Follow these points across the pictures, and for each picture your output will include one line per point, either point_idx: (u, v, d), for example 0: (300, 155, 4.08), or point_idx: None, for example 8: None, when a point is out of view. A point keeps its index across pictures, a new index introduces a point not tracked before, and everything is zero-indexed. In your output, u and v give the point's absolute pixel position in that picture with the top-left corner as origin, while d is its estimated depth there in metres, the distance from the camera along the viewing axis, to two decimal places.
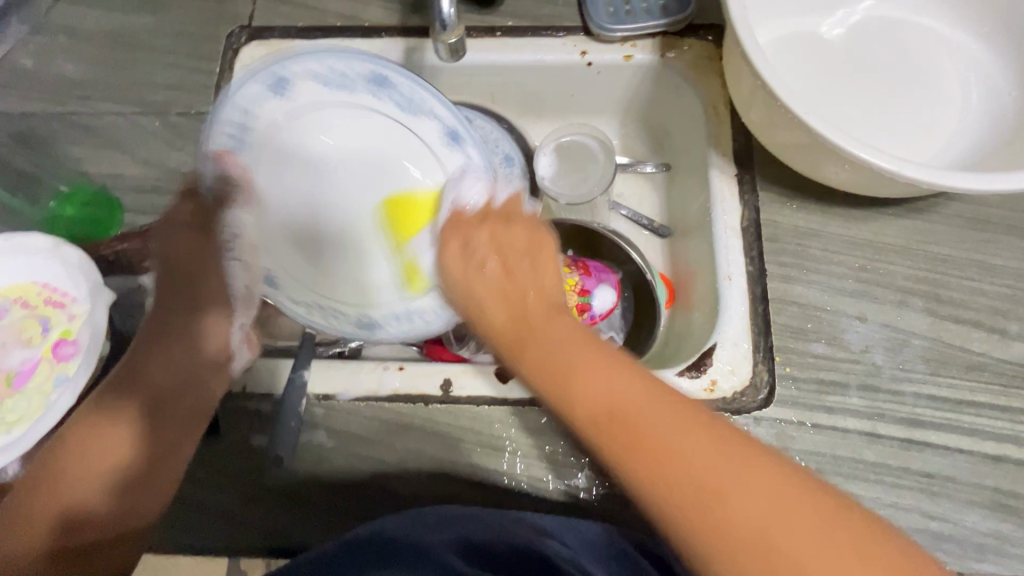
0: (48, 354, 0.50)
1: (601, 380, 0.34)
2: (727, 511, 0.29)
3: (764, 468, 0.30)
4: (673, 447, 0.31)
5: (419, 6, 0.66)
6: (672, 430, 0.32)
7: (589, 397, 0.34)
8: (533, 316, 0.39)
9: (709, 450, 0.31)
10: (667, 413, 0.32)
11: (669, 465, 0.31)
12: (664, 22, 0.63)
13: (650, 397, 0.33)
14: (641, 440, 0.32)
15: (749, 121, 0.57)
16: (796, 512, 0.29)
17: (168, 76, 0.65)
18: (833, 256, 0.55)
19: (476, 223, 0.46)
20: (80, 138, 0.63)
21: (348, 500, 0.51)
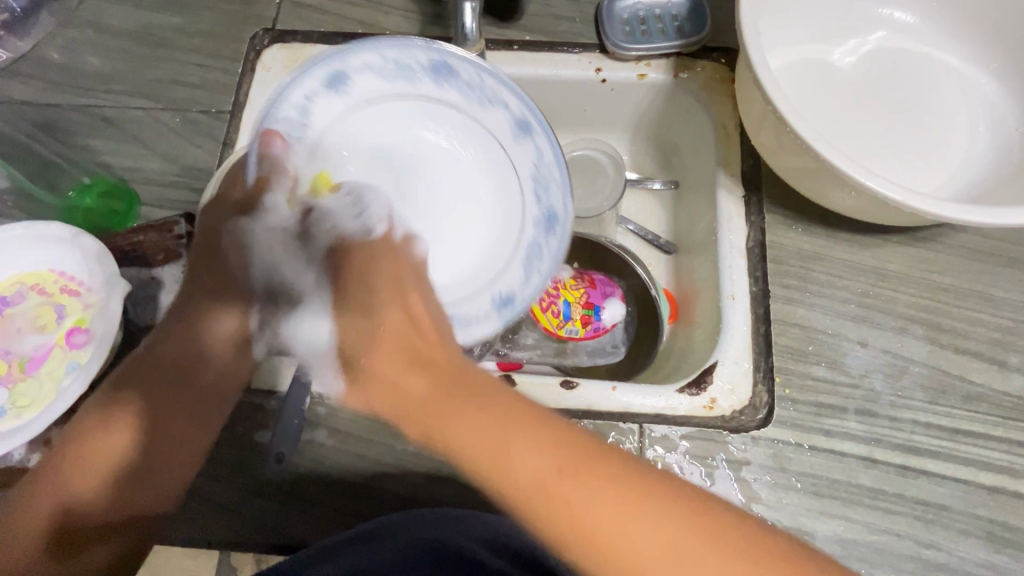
0: (63, 340, 0.51)
1: (515, 458, 0.38)
2: (643, 562, 0.36)
3: (676, 510, 0.37)
4: (612, 525, 0.37)
5: (439, 17, 0.68)
6: (622, 520, 0.37)
7: (528, 489, 0.38)
8: (458, 400, 0.41)
9: (642, 513, 0.37)
10: (602, 485, 0.38)
11: (621, 547, 0.36)
12: (678, 44, 0.64)
13: (568, 478, 0.38)
14: (558, 505, 0.37)
15: (759, 145, 0.58)
16: (714, 548, 0.36)
17: (190, 74, 0.66)
18: (837, 280, 0.56)
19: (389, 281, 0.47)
20: (102, 130, 0.64)
21: (347, 499, 0.51)
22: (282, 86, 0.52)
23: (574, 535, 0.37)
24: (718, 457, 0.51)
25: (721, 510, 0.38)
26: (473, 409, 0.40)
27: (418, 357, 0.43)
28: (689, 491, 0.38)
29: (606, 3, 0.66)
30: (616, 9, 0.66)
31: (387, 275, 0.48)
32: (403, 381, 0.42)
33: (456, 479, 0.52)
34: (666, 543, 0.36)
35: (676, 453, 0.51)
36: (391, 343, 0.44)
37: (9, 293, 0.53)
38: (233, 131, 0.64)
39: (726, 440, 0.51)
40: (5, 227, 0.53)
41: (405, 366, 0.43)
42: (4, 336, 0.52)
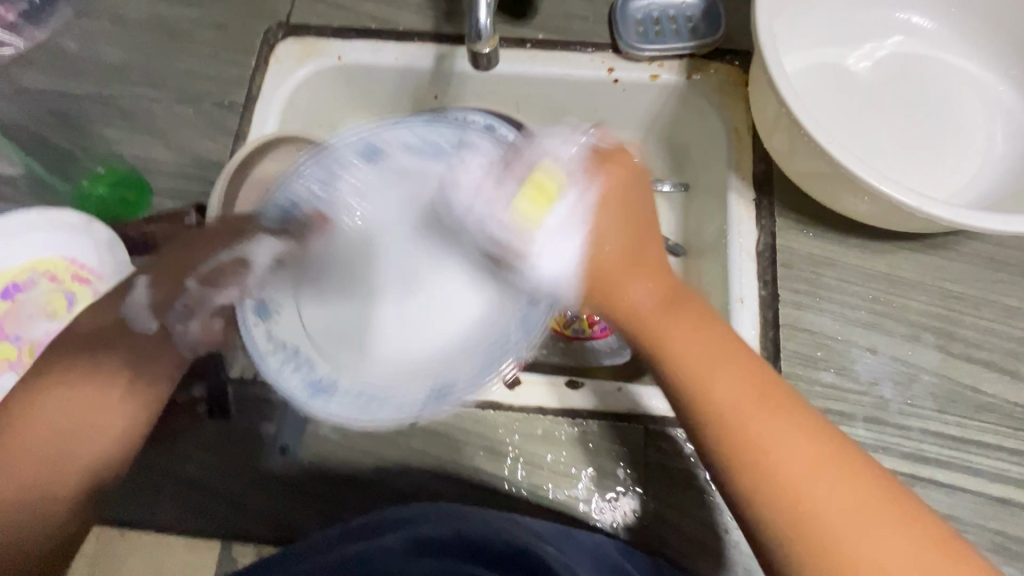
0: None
1: (720, 380, 0.41)
2: (807, 495, 0.37)
3: (828, 448, 0.38)
4: (775, 455, 0.38)
5: (453, 14, 0.68)
6: (778, 450, 0.38)
7: (735, 410, 0.40)
8: (681, 325, 0.44)
9: (806, 445, 0.38)
10: (781, 421, 0.39)
11: (781, 478, 0.37)
12: (692, 45, 0.64)
13: (789, 418, 0.39)
14: (751, 434, 0.39)
15: (772, 147, 0.57)
16: (862, 491, 0.37)
17: (204, 66, 0.66)
18: (848, 286, 0.55)
19: (622, 205, 0.46)
20: (117, 121, 0.65)
21: (350, 493, 0.51)
22: (295, 168, 0.57)
23: (748, 468, 0.38)
24: None
25: (874, 471, 0.38)
26: (681, 322, 0.44)
27: (631, 276, 0.46)
28: (864, 461, 0.38)
29: (620, 3, 0.66)
30: (630, 9, 0.66)
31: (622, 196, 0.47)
32: (633, 291, 0.46)
33: (459, 475, 0.52)
34: (816, 479, 0.37)
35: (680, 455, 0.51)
36: (639, 264, 0.46)
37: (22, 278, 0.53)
38: (245, 123, 0.64)
39: None
40: (15, 212, 0.53)
41: (637, 273, 0.46)
42: (16, 320, 0.52)
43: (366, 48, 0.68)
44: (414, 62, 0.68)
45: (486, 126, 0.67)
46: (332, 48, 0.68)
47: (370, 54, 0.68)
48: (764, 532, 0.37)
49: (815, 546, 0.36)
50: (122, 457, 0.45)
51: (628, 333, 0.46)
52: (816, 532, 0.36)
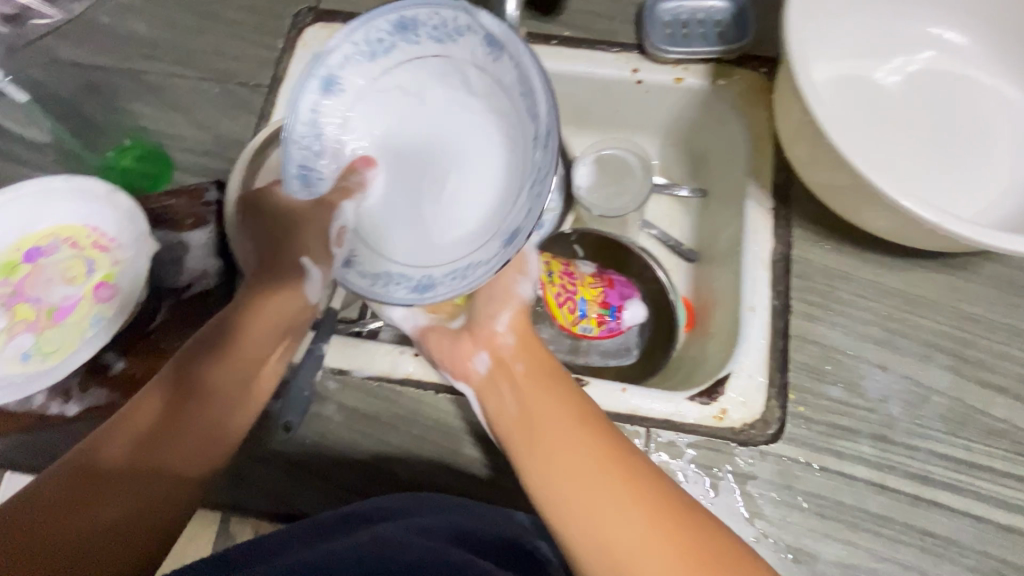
0: (92, 293, 0.53)
1: (549, 450, 0.43)
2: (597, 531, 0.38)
3: (612, 481, 0.39)
4: (579, 480, 0.40)
5: (481, 6, 0.68)
6: (576, 474, 0.40)
7: (534, 408, 0.46)
8: (524, 353, 0.51)
9: (601, 471, 0.40)
10: (573, 419, 0.44)
11: (569, 501, 0.40)
12: (719, 50, 0.64)
13: (586, 444, 0.42)
14: (558, 491, 0.41)
15: (792, 156, 0.57)
16: (630, 508, 0.38)
17: (232, 46, 0.67)
18: (862, 301, 0.55)
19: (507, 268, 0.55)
20: (144, 95, 0.66)
21: (351, 476, 0.52)
22: (291, 107, 0.49)
23: (551, 496, 0.41)
24: (724, 468, 0.50)
25: (688, 513, 0.38)
26: (518, 342, 0.52)
27: (491, 298, 0.54)
28: (664, 487, 0.39)
29: (648, 4, 0.66)
30: (659, 10, 0.66)
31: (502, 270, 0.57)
32: (493, 310, 0.54)
33: (459, 466, 0.52)
34: (604, 508, 0.38)
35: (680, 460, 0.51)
36: (495, 292, 0.55)
37: (43, 242, 0.54)
38: (269, 105, 0.65)
39: (734, 452, 0.51)
40: (42, 176, 0.53)
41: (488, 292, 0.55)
42: (35, 282, 0.54)
43: None
44: None
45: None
46: None
47: None
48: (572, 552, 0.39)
49: None
50: (147, 457, 0.40)
51: (500, 363, 0.51)
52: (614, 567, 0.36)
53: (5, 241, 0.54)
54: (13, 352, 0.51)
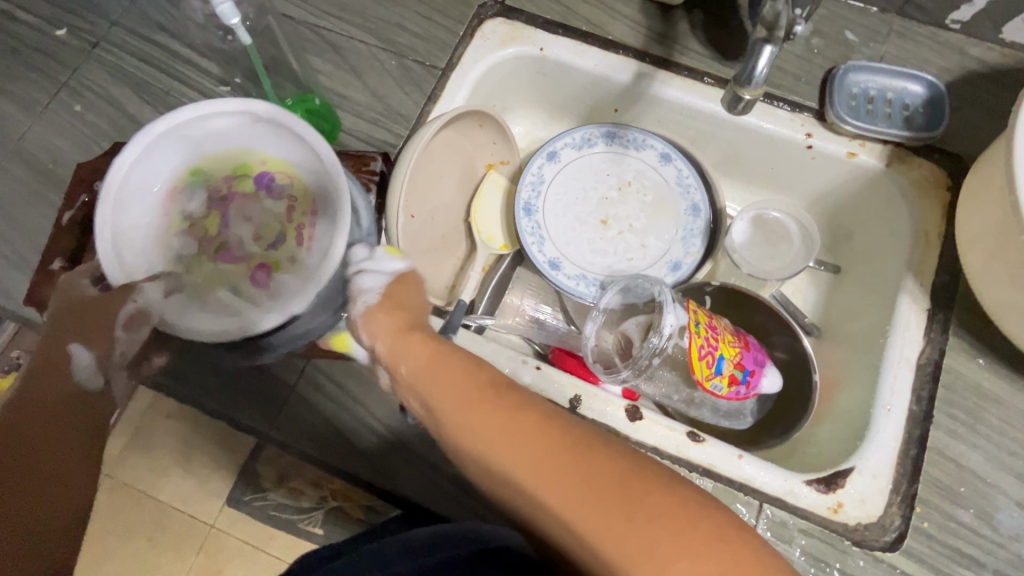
0: (253, 266, 0.54)
1: (501, 436, 0.41)
2: (569, 504, 0.39)
3: (575, 459, 0.40)
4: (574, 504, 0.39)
5: (664, 36, 0.67)
6: (578, 495, 0.39)
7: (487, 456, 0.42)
8: (432, 374, 0.44)
9: (601, 484, 0.39)
10: (529, 436, 0.41)
11: (583, 533, 0.38)
12: (904, 135, 0.62)
13: (561, 468, 0.39)
14: (512, 468, 0.41)
15: (968, 262, 0.54)
16: (602, 480, 0.39)
17: (415, 23, 0.68)
18: (1009, 429, 0.52)
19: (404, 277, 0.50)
20: (324, 52, 0.67)
21: (454, 469, 0.53)
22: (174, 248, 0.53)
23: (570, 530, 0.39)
24: (832, 564, 0.49)
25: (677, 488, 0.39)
26: (411, 347, 0.46)
27: (391, 312, 0.48)
28: (634, 462, 0.40)
29: (838, 72, 0.64)
30: (847, 80, 0.64)
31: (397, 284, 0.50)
32: (393, 318, 0.47)
33: None
34: (624, 520, 0.37)
35: (789, 544, 0.50)
36: (394, 308, 0.48)
37: (279, 178, 0.54)
38: (440, 88, 0.66)
39: (846, 550, 0.50)
40: (270, 109, 0.49)
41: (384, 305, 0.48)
42: (253, 206, 0.55)
43: (570, 47, 0.68)
44: (611, 73, 0.68)
45: (661, 153, 0.68)
46: (537, 38, 0.69)
47: (572, 54, 0.68)
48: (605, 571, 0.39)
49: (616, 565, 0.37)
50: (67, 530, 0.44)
51: (422, 396, 0.45)
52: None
53: (264, 150, 0.54)
54: (170, 245, 0.53)
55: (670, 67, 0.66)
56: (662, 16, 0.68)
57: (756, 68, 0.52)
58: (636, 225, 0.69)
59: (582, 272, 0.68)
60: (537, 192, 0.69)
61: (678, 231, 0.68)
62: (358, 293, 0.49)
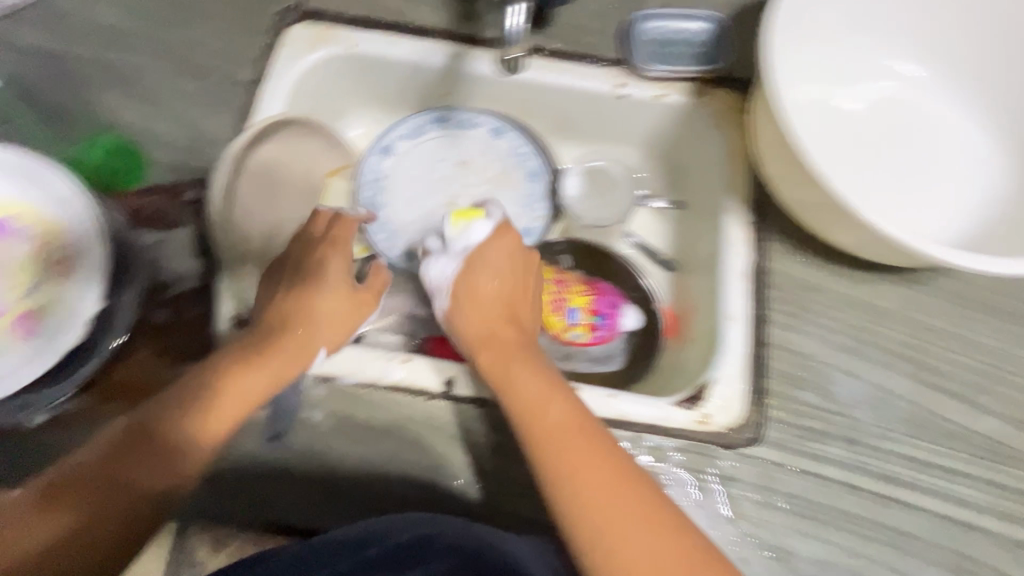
0: (13, 318, 0.50)
1: (546, 408, 0.49)
2: (580, 487, 0.45)
3: (598, 455, 0.47)
4: (577, 473, 0.46)
5: (469, 14, 0.68)
6: (592, 484, 0.45)
7: (520, 387, 0.51)
8: (509, 363, 0.53)
9: (612, 478, 0.45)
10: (561, 405, 0.50)
11: (581, 503, 0.45)
12: (699, 70, 0.67)
13: (580, 442, 0.47)
14: (545, 437, 0.48)
15: (770, 172, 0.60)
16: (613, 481, 0.45)
17: (212, 41, 0.65)
18: (832, 311, 0.58)
19: (517, 264, 0.59)
20: (116, 87, 0.63)
21: (338, 481, 0.52)
22: None
23: (560, 488, 0.46)
24: (708, 470, 0.53)
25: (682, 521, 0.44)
26: (497, 332, 0.56)
27: (507, 277, 0.58)
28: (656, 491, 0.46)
29: (632, 23, 0.68)
30: (642, 29, 0.68)
31: (482, 272, 0.58)
32: (484, 284, 0.58)
33: (449, 469, 0.52)
34: (619, 513, 0.44)
35: (667, 464, 0.53)
36: (495, 298, 0.57)
37: (19, 220, 0.51)
38: (251, 102, 0.63)
39: (717, 455, 0.53)
40: None
41: (503, 264, 0.59)
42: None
43: (380, 40, 0.68)
44: (427, 59, 0.68)
45: (493, 128, 0.72)
46: (344, 36, 0.67)
47: (382, 46, 0.68)
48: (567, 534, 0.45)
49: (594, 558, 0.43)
50: None
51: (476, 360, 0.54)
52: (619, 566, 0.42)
53: None
54: None
55: (480, 43, 0.68)
56: None
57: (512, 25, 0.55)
58: (482, 204, 0.72)
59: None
60: (381, 187, 0.71)
61: (522, 199, 0.72)
62: (434, 288, 0.60)
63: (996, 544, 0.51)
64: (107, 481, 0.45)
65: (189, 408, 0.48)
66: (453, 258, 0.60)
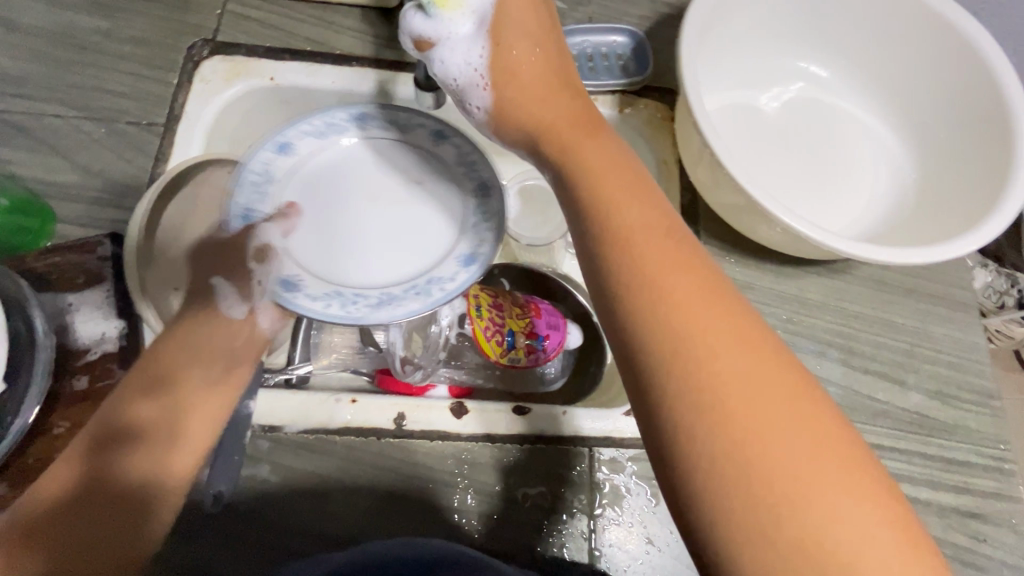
0: None
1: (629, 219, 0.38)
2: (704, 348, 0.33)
3: (740, 329, 0.34)
4: (702, 336, 0.33)
5: (392, 40, 0.68)
6: (726, 361, 0.32)
7: (634, 230, 0.37)
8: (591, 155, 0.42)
9: (752, 362, 0.32)
10: (678, 266, 0.36)
11: (701, 354, 0.32)
12: (624, 82, 0.68)
13: (695, 291, 0.35)
14: (647, 270, 0.35)
15: (696, 179, 0.62)
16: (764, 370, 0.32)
17: (118, 82, 0.62)
18: (765, 307, 0.61)
19: (543, 10, 0.48)
20: (13, 139, 0.59)
21: (288, 539, 0.49)
22: None
23: (677, 356, 0.33)
24: None
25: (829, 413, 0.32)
26: (530, 34, 0.46)
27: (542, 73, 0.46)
28: (802, 378, 0.33)
29: None
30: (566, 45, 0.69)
31: (516, 26, 0.46)
32: (518, 59, 0.46)
33: (406, 508, 0.51)
34: (757, 399, 0.31)
35: (623, 474, 0.54)
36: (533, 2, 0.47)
37: None
38: (167, 144, 0.60)
39: None
40: None
41: (535, 50, 0.46)
42: None
43: (301, 70, 0.65)
44: (353, 86, 0.66)
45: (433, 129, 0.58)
46: (264, 68, 0.65)
47: (305, 76, 0.65)
48: (668, 418, 0.32)
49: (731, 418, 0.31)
50: None
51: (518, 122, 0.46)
52: (743, 455, 0.30)
53: None
54: None
55: (407, 67, 0.67)
56: (383, 20, 0.68)
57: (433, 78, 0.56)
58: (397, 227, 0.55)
59: (336, 289, 0.49)
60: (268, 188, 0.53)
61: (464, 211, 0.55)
62: (462, 92, 0.48)
63: (927, 512, 0.55)
64: (70, 523, 0.38)
65: (150, 447, 0.42)
66: (473, 39, 0.46)
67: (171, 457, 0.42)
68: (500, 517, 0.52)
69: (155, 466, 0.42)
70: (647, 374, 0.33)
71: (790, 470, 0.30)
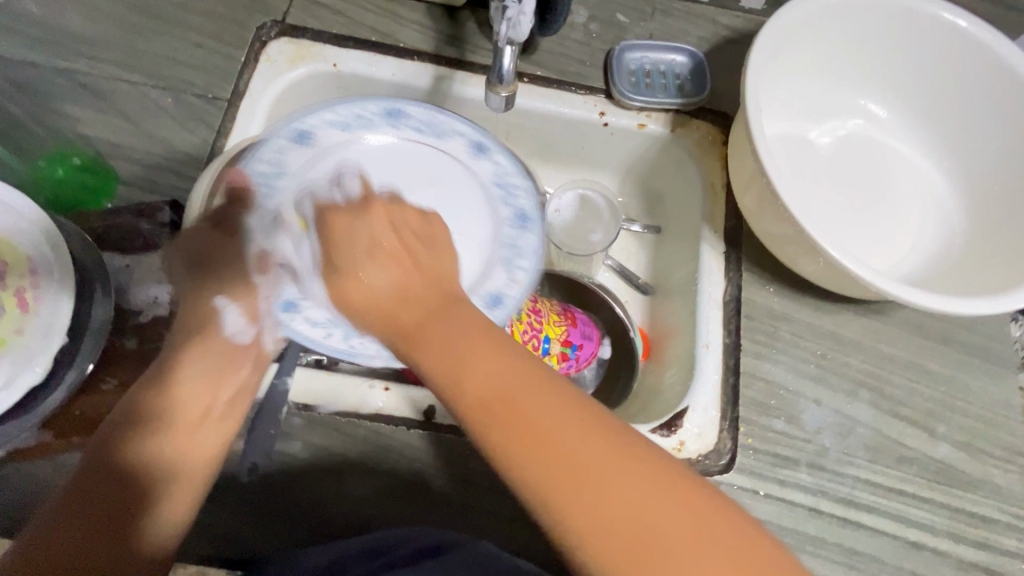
0: None
1: (471, 369, 0.37)
2: (569, 461, 0.34)
3: (571, 421, 0.35)
4: (537, 458, 0.34)
5: (455, 38, 0.68)
6: (559, 475, 0.34)
7: (468, 392, 0.37)
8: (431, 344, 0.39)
9: (581, 439, 0.35)
10: (499, 366, 0.37)
11: (547, 483, 0.34)
12: (679, 102, 0.68)
13: (533, 385, 0.36)
14: (505, 412, 0.36)
15: (743, 205, 0.62)
16: (601, 460, 0.34)
17: (187, 54, 0.63)
18: (800, 340, 0.61)
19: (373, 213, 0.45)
20: (84, 99, 0.60)
21: (315, 514, 0.51)
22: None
23: (531, 485, 0.34)
24: None
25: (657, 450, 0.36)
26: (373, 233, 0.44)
27: (379, 245, 0.43)
28: (623, 431, 0.36)
29: (615, 53, 0.69)
30: (624, 60, 0.70)
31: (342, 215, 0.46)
32: (375, 281, 0.41)
33: (430, 499, 0.52)
34: (608, 496, 0.33)
35: None
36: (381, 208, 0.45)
37: None
38: (229, 120, 0.61)
39: None
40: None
41: (383, 261, 0.42)
42: None
43: (363, 59, 0.67)
44: (412, 79, 0.67)
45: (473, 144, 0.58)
46: (328, 54, 0.66)
47: (367, 65, 0.67)
48: (569, 550, 0.34)
49: (596, 544, 0.33)
50: None
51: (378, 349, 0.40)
52: (614, 556, 0.32)
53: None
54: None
55: (467, 66, 0.68)
56: (447, 17, 0.69)
57: (504, 65, 0.53)
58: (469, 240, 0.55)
59: (340, 314, 0.50)
60: (273, 187, 0.53)
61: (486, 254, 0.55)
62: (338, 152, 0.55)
63: (946, 563, 0.55)
64: (76, 535, 0.38)
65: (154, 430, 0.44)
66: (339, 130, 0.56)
67: (176, 443, 0.44)
68: (522, 521, 0.52)
69: (167, 450, 0.43)
70: (532, 508, 0.35)
71: (679, 570, 0.32)
